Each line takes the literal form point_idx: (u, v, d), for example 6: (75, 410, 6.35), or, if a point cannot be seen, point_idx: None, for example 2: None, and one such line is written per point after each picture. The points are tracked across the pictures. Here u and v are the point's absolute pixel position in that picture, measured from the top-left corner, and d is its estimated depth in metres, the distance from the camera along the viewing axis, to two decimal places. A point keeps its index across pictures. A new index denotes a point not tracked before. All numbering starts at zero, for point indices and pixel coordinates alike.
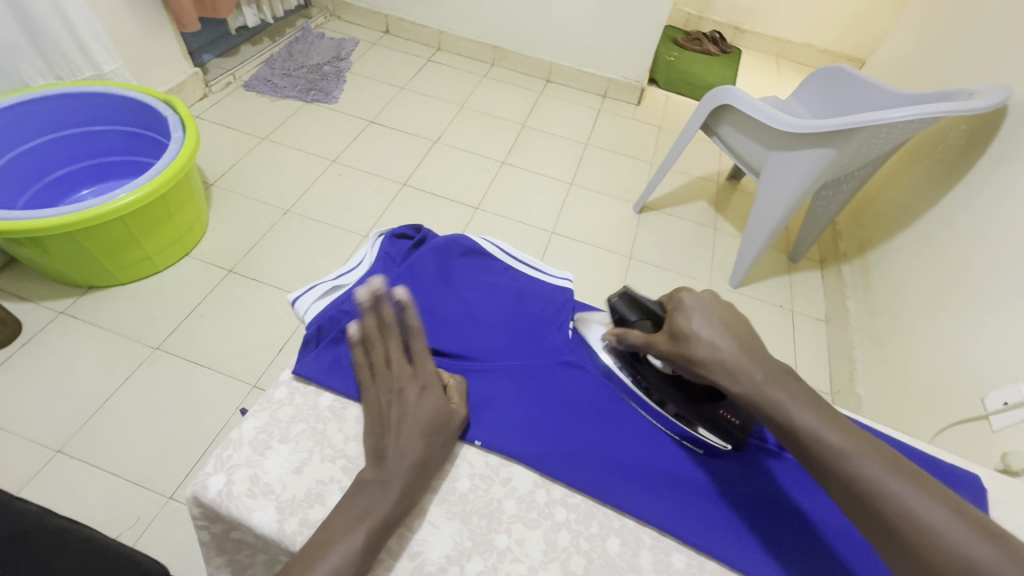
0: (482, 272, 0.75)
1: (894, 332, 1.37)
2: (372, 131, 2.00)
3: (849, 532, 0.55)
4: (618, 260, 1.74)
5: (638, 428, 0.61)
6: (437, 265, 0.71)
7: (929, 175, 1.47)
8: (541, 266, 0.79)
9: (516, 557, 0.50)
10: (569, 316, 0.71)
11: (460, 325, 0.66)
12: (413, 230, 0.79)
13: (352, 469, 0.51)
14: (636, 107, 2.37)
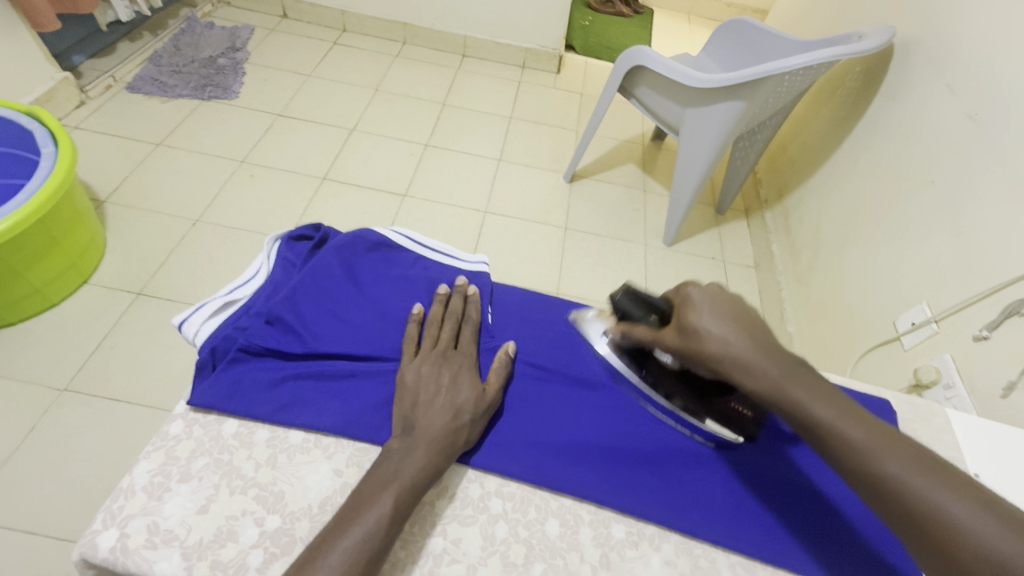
0: (392, 265, 0.69)
1: (815, 270, 1.45)
2: (282, 126, 1.87)
3: (767, 475, 0.56)
4: (554, 232, 1.74)
5: (569, 403, 0.59)
6: (342, 264, 0.66)
7: (831, 118, 1.55)
8: (457, 252, 0.74)
9: (454, 558, 0.46)
10: (489, 299, 0.67)
11: (372, 325, 0.61)
12: (313, 230, 0.73)
13: (267, 497, 0.47)
14: (556, 75, 2.35)
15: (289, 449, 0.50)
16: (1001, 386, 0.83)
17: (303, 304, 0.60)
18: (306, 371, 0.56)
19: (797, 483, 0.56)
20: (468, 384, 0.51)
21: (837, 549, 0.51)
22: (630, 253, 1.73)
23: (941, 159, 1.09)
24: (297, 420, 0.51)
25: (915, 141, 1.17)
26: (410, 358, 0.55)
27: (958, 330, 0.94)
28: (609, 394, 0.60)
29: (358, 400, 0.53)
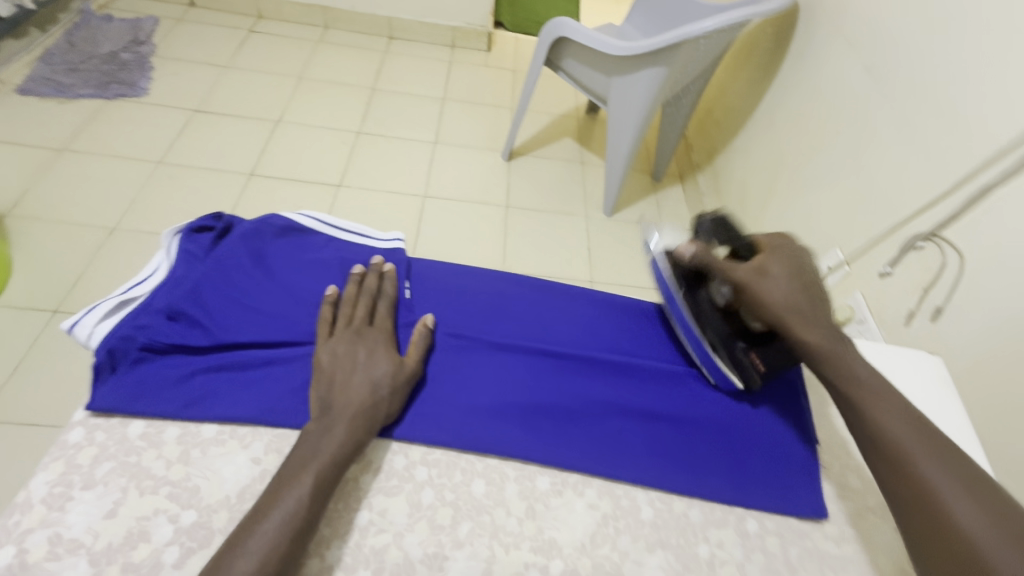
0: (304, 250, 0.71)
1: (745, 227, 1.52)
2: (200, 121, 1.77)
3: (686, 418, 0.60)
4: (496, 211, 1.74)
5: (489, 366, 0.61)
6: (250, 255, 0.67)
7: (750, 79, 1.60)
8: (370, 231, 0.76)
9: (381, 528, 0.47)
10: (405, 275, 0.69)
11: (288, 312, 0.63)
12: (214, 219, 0.72)
13: (181, 493, 0.47)
14: (487, 53, 2.32)
15: (203, 442, 0.50)
16: (905, 317, 0.91)
17: (211, 295, 0.62)
18: (218, 363, 0.56)
19: (701, 422, 0.60)
20: (384, 357, 0.55)
21: (740, 476, 0.56)
22: (572, 226, 1.76)
23: (845, 112, 1.15)
24: (210, 412, 0.52)
25: (821, 98, 1.24)
26: (326, 337, 0.58)
27: (866, 271, 1.02)
28: (529, 355, 0.63)
29: (274, 386, 0.55)
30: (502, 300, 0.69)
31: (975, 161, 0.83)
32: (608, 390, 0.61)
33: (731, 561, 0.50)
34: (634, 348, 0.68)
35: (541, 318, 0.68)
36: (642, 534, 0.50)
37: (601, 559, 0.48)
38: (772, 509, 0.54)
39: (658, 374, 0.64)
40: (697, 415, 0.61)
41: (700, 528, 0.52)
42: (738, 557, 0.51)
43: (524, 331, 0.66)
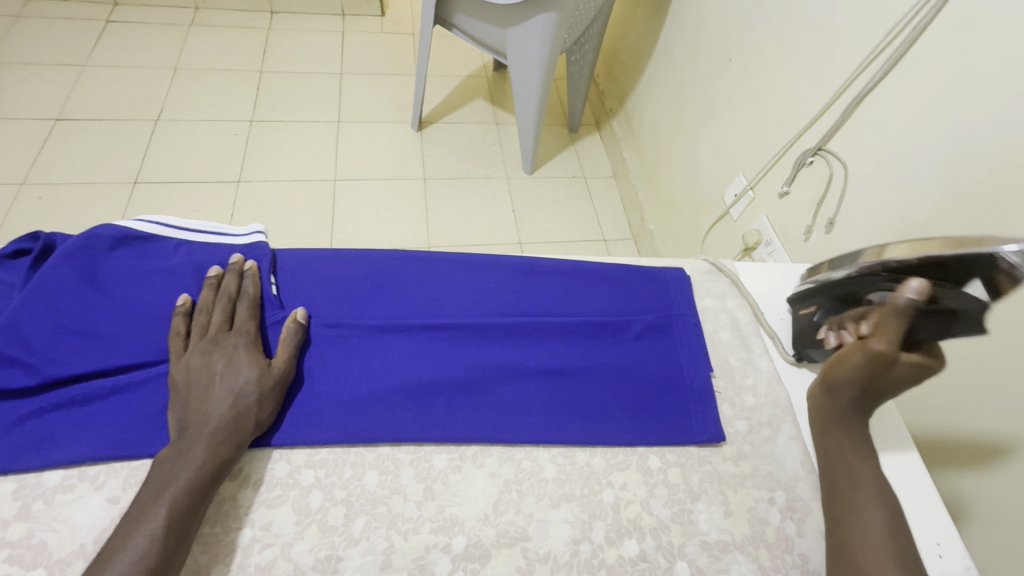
0: (145, 258, 0.65)
1: (659, 167, 1.53)
2: (64, 131, 1.58)
3: (566, 370, 0.64)
4: (414, 185, 1.68)
5: (375, 353, 0.62)
6: (74, 273, 0.61)
7: (646, 16, 1.58)
8: (224, 228, 0.70)
9: (266, 542, 0.50)
10: (271, 269, 0.66)
11: (125, 335, 0.59)
12: (31, 241, 0.65)
13: (22, 554, 0.48)
14: (382, 17, 2.17)
15: (46, 492, 0.51)
16: (804, 233, 0.95)
17: (28, 327, 0.57)
18: (50, 404, 0.54)
19: (591, 369, 0.65)
20: (246, 364, 0.56)
21: (623, 414, 0.62)
22: (493, 190, 1.72)
23: (733, 37, 1.15)
24: (46, 460, 0.52)
25: (710, 26, 1.24)
26: (180, 352, 0.57)
27: (768, 194, 1.05)
28: (413, 334, 0.64)
29: (117, 419, 0.54)
30: (401, 288, 0.68)
31: (849, 73, 0.85)
32: (496, 355, 0.64)
33: (635, 500, 0.57)
34: (521, 305, 0.69)
35: (424, 292, 0.68)
36: (546, 492, 0.56)
37: (505, 525, 0.54)
38: (652, 443, 0.60)
39: (542, 327, 0.67)
40: (586, 364, 0.65)
41: (604, 474, 0.58)
42: (641, 495, 0.57)
43: (406, 309, 0.66)
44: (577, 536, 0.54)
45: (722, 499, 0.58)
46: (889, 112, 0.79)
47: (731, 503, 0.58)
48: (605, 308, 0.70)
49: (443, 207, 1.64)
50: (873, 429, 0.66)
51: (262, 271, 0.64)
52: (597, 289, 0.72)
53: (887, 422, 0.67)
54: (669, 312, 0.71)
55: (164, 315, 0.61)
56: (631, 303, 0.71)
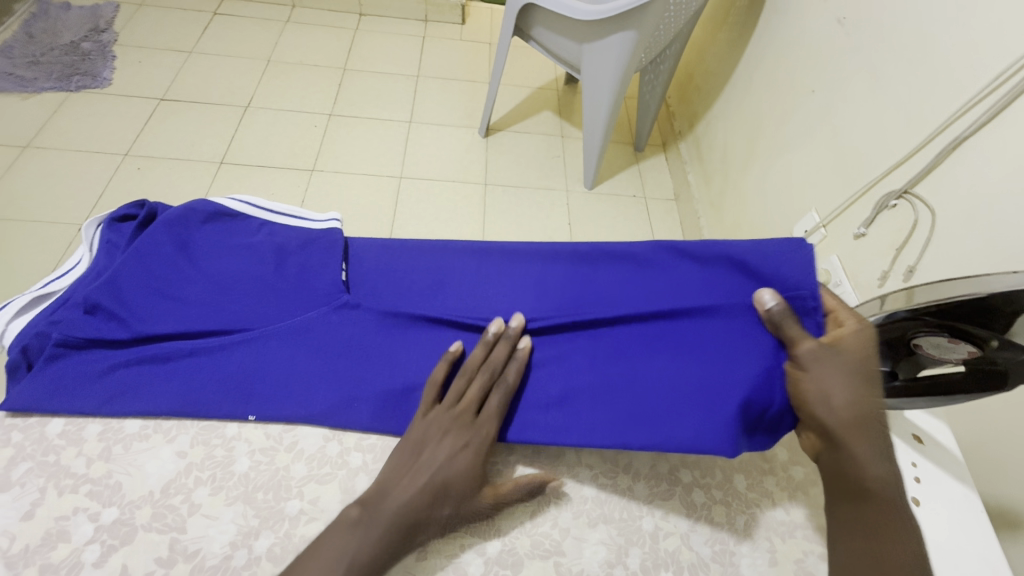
0: (232, 234, 0.70)
1: (726, 193, 1.49)
2: (167, 111, 1.72)
3: (621, 373, 0.62)
4: (474, 189, 1.71)
5: (424, 337, 0.64)
6: (172, 240, 0.66)
7: (728, 39, 1.55)
8: (304, 213, 0.75)
9: (311, 516, 0.53)
10: (342, 256, 0.68)
11: (206, 303, 0.64)
12: (136, 208, 0.72)
13: (99, 491, 0.52)
14: (462, 25, 2.24)
15: (125, 438, 0.56)
16: (878, 277, 0.89)
17: (125, 286, 0.63)
18: (137, 357, 0.59)
19: (651, 370, 0.61)
20: (467, 465, 0.54)
21: (686, 415, 0.58)
22: (552, 201, 1.72)
23: (821, 67, 1.11)
24: (129, 408, 0.57)
25: (796, 54, 1.20)
26: (428, 409, 0.58)
27: (842, 233, 1.00)
28: (462, 321, 0.64)
29: (192, 378, 0.59)
30: (461, 283, 0.68)
31: (948, 115, 0.79)
32: (547, 352, 0.64)
33: (675, 532, 0.56)
34: (579, 296, 0.67)
35: (481, 286, 0.68)
36: (584, 510, 0.56)
37: (541, 537, 0.54)
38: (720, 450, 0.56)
39: (597, 323, 0.65)
40: (648, 361, 0.62)
41: (646, 501, 0.57)
42: (683, 528, 0.56)
43: (461, 297, 0.67)
44: (612, 560, 0.53)
45: (769, 546, 0.55)
46: (991, 159, 0.74)
47: (777, 551, 0.55)
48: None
49: (501, 214, 1.66)
50: (946, 501, 0.61)
51: (328, 254, 0.67)
52: (677, 273, 0.67)
53: (962, 493, 0.61)
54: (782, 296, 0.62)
55: (241, 288, 0.65)
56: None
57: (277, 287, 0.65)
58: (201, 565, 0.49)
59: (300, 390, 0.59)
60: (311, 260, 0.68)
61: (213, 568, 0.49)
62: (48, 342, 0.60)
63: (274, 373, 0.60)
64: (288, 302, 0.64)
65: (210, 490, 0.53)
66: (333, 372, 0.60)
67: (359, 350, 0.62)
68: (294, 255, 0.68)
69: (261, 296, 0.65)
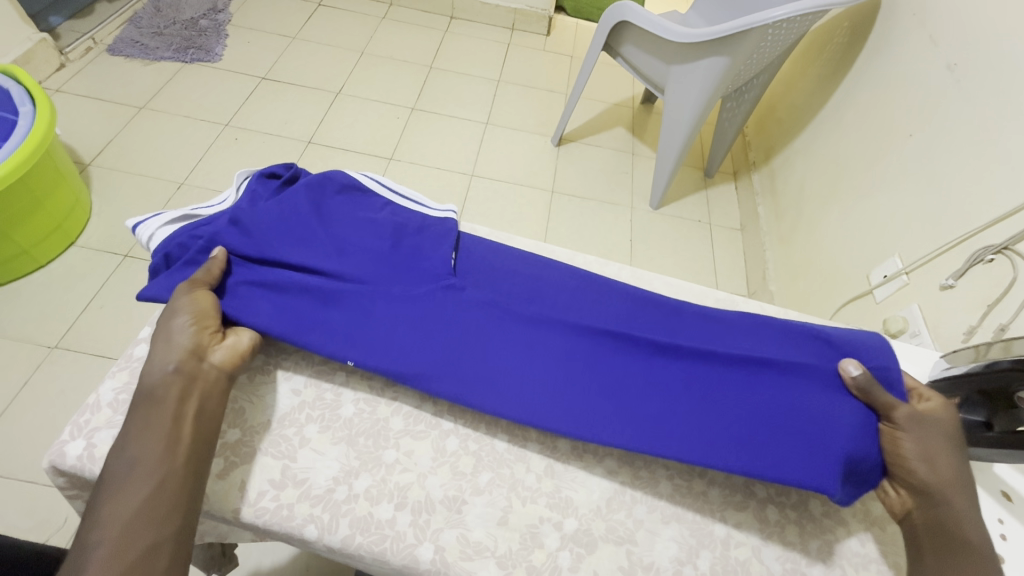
0: (358, 207, 0.75)
1: (797, 230, 1.46)
2: (266, 89, 1.85)
3: (709, 394, 0.61)
4: (541, 195, 1.74)
5: (526, 331, 0.65)
6: (310, 202, 0.72)
7: (819, 75, 1.52)
8: (425, 200, 0.79)
9: (405, 466, 0.59)
10: (453, 246, 0.72)
11: (325, 258, 0.68)
12: (283, 169, 0.81)
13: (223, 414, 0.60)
14: (546, 37, 2.30)
15: (249, 370, 0.64)
16: (963, 331, 0.85)
17: (260, 236, 0.68)
18: (260, 279, 0.65)
19: (733, 397, 0.61)
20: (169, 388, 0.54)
21: (796, 450, 0.57)
22: (616, 216, 1.73)
23: (918, 113, 1.09)
24: (248, 320, 0.63)
25: (895, 95, 1.17)
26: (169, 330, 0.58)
27: (925, 282, 0.96)
28: (564, 329, 0.66)
29: (304, 315, 0.64)
30: (557, 293, 0.70)
31: None
32: (641, 364, 0.64)
33: (747, 543, 0.58)
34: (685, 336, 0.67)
35: (578, 298, 0.70)
36: (658, 506, 0.59)
37: (615, 523, 0.57)
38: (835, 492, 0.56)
39: (699, 352, 0.64)
40: (751, 389, 0.62)
41: (719, 508, 0.60)
42: (755, 541, 0.58)
43: (562, 304, 0.69)
44: (683, 558, 0.56)
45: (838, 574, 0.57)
46: None
47: None
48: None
49: (564, 222, 1.68)
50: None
51: (440, 242, 0.71)
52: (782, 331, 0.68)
53: None
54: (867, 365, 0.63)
55: (358, 255, 0.69)
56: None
57: (392, 258, 0.69)
58: (308, 492, 0.56)
59: (394, 347, 0.63)
60: (427, 244, 0.71)
61: (318, 497, 0.56)
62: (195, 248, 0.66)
63: (379, 331, 0.63)
64: (399, 274, 0.68)
65: (319, 428, 0.60)
66: (432, 341, 0.63)
67: (453, 323, 0.64)
68: (411, 237, 0.72)
69: (376, 261, 0.69)
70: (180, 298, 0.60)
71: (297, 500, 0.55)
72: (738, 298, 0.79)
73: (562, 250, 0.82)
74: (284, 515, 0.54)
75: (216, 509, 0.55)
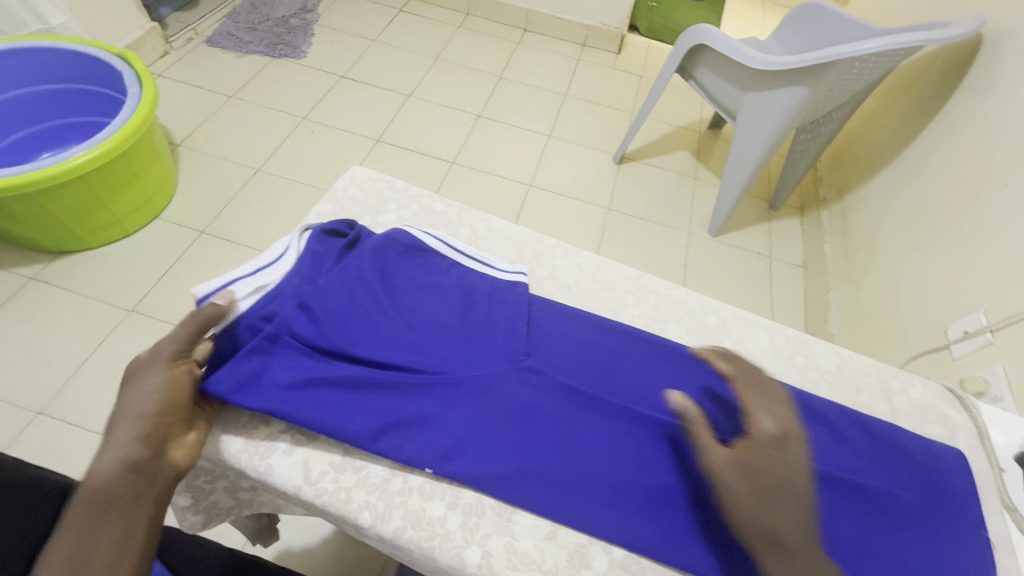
0: (425, 270, 0.66)
1: (868, 274, 1.39)
2: (343, 87, 1.94)
3: (814, 528, 0.50)
4: (597, 211, 1.74)
5: (617, 435, 0.54)
6: (375, 267, 0.63)
7: (905, 113, 1.44)
8: (493, 259, 0.71)
9: None
10: (526, 316, 0.62)
11: (398, 335, 0.58)
12: (346, 227, 0.69)
13: None
14: (617, 55, 2.30)
15: None
16: None
17: (322, 305, 0.57)
18: (331, 376, 0.55)
19: (839, 536, 0.50)
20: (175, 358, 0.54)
21: None
22: (672, 240, 1.70)
23: (1020, 161, 1.01)
24: (305, 417, 0.53)
25: (993, 140, 1.09)
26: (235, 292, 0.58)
27: (1013, 344, 0.89)
28: (652, 425, 0.55)
29: (367, 403, 0.55)
30: (639, 379, 0.58)
31: None
32: (738, 479, 0.52)
33: None
34: (781, 440, 0.58)
35: (663, 382, 0.58)
36: None
37: None
38: None
39: (799, 467, 0.53)
40: (853, 525, 0.51)
41: None
42: None
43: (645, 394, 0.57)
44: None
45: None
46: None
47: None
48: (801, 386, 0.67)
49: (618, 241, 1.67)
50: None
51: (512, 313, 0.62)
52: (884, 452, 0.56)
53: None
54: (950, 487, 0.55)
55: (428, 330, 0.59)
56: (823, 386, 0.68)
57: (464, 331, 0.60)
58: (366, 479, 0.56)
59: (469, 447, 0.54)
60: (500, 311, 0.63)
61: (374, 485, 0.55)
62: (259, 332, 0.55)
63: (443, 418, 0.54)
64: (472, 351, 0.58)
65: None
66: (507, 441, 0.54)
67: (523, 413, 0.55)
68: (481, 305, 0.64)
69: (455, 339, 0.59)
70: (144, 371, 0.52)
71: (354, 486, 0.55)
72: (811, 338, 0.72)
73: (630, 269, 0.77)
74: (341, 498, 0.54)
75: (279, 482, 0.55)
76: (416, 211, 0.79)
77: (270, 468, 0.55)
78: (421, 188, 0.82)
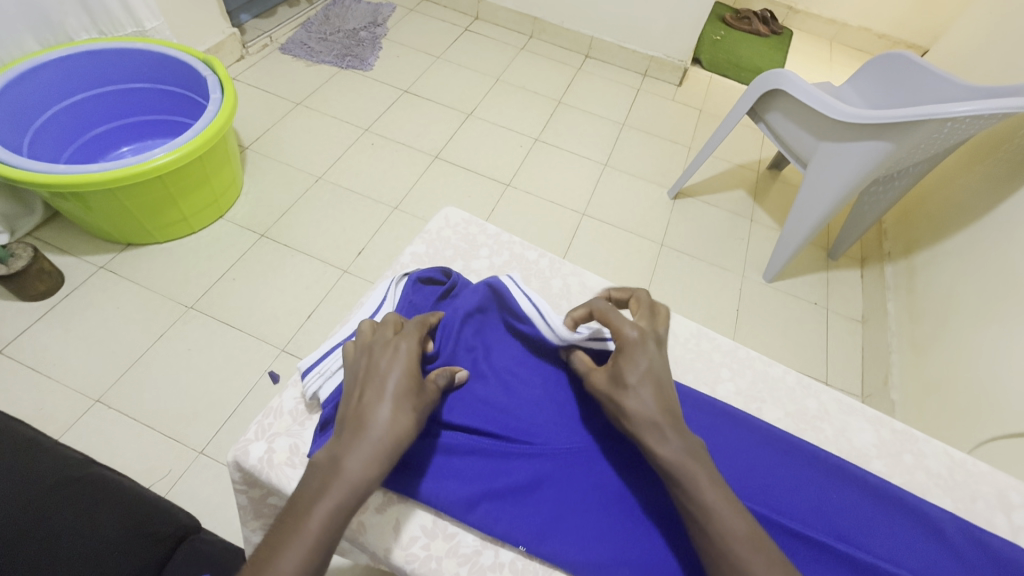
0: (520, 328, 0.66)
1: (936, 340, 1.32)
2: (405, 102, 1.97)
3: None
4: (649, 246, 1.70)
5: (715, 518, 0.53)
6: (473, 326, 0.63)
7: (990, 175, 1.38)
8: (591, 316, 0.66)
9: None
10: None
11: (493, 399, 0.59)
12: (442, 274, 0.68)
13: None
14: (677, 87, 2.28)
15: None
16: None
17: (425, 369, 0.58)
18: (427, 441, 0.56)
19: None
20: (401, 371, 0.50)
21: None
22: (725, 282, 1.66)
23: None
24: (405, 484, 0.55)
25: None
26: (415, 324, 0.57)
27: None
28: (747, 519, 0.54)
29: (463, 470, 0.56)
30: (734, 465, 0.58)
31: None
32: None
33: None
34: (893, 551, 0.54)
35: (758, 470, 0.58)
36: None
37: None
38: None
39: None
40: None
41: None
42: None
43: (739, 482, 0.57)
44: None
45: None
46: None
47: None
48: (908, 487, 0.64)
49: (669, 278, 1.63)
50: None
51: None
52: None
53: None
54: None
55: (524, 399, 0.60)
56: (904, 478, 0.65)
57: (558, 400, 0.61)
58: (456, 549, 0.55)
59: (562, 526, 0.54)
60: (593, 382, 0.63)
61: (465, 556, 0.54)
62: None
63: (536, 491, 0.55)
64: (565, 425, 0.58)
65: None
66: (600, 522, 0.54)
67: (616, 494, 0.55)
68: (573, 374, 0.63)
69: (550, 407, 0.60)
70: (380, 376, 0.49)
71: (445, 554, 0.54)
72: (921, 436, 0.69)
73: (725, 340, 0.75)
74: (432, 567, 0.54)
75: (370, 541, 0.55)
76: (508, 258, 0.81)
77: (363, 526, 0.55)
78: (512, 236, 0.84)
